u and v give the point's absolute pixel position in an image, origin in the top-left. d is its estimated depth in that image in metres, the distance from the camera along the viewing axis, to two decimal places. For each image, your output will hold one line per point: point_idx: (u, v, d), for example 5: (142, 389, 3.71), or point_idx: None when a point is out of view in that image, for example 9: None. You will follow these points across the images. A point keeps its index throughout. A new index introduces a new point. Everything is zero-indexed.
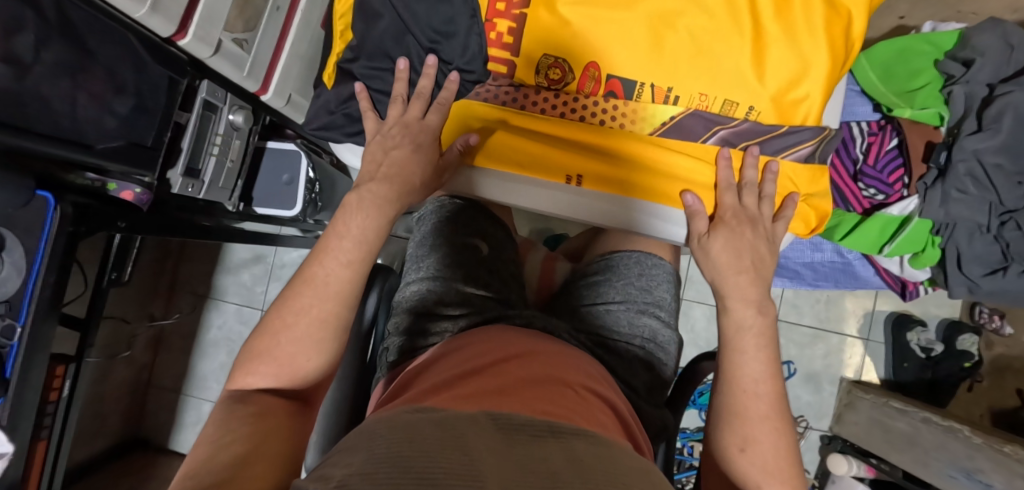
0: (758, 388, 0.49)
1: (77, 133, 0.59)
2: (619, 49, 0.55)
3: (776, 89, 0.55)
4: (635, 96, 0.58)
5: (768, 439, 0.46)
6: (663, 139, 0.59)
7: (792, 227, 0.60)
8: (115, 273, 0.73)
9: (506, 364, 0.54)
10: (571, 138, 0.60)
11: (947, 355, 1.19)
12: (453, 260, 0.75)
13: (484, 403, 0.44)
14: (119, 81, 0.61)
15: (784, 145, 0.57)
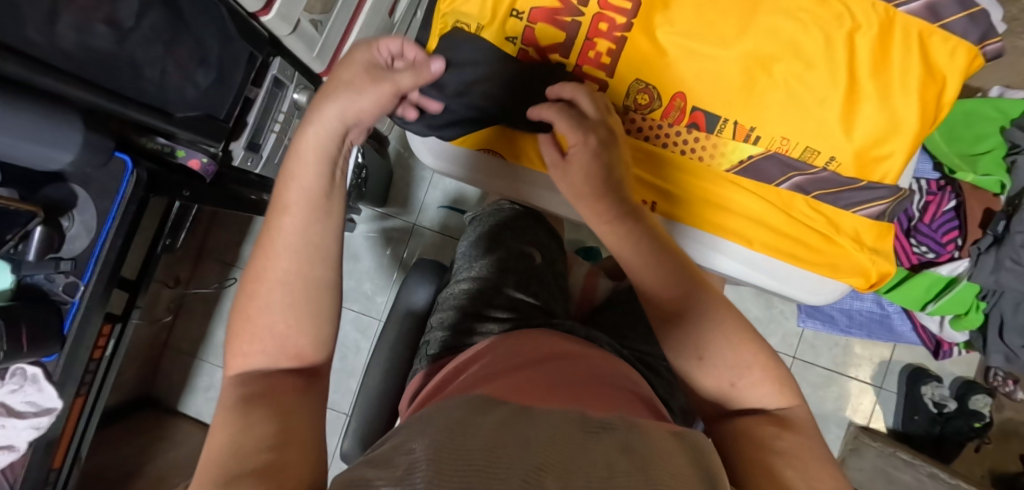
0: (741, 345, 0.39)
1: (160, 99, 0.59)
2: (708, 85, 0.56)
3: (859, 145, 0.56)
4: (717, 131, 0.58)
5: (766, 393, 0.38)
6: (739, 176, 0.59)
7: (852, 280, 0.60)
8: (169, 239, 0.74)
9: (541, 353, 0.55)
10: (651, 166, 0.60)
11: (959, 413, 1.20)
12: (506, 265, 0.77)
13: (539, 399, 0.40)
14: (203, 52, 0.61)
15: (861, 200, 0.57)
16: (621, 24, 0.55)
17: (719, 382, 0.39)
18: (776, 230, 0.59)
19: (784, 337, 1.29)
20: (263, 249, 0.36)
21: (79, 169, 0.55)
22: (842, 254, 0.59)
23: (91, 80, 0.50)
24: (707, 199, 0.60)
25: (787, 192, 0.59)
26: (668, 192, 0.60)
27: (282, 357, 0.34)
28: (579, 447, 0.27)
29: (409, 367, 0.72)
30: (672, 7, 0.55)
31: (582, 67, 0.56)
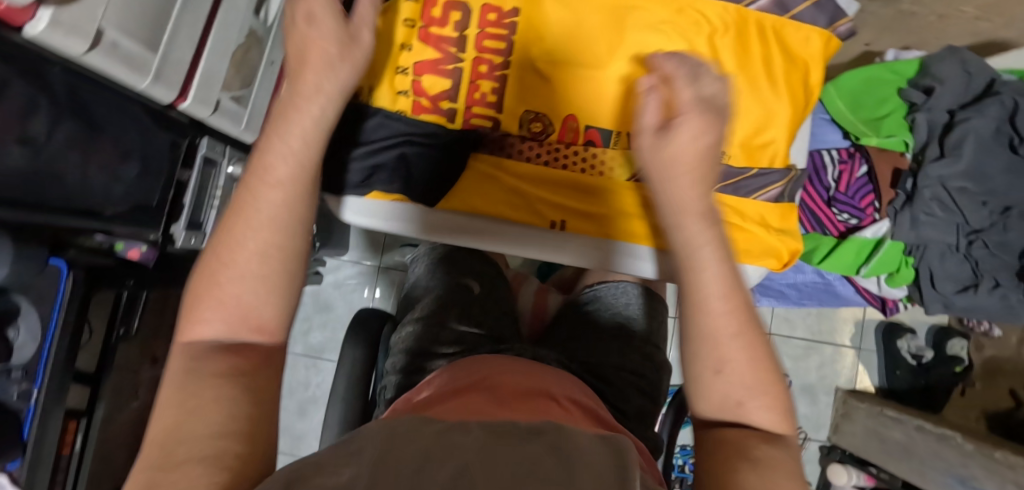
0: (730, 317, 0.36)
1: (87, 202, 0.62)
2: (596, 105, 0.60)
3: (745, 137, 0.59)
4: (613, 144, 0.61)
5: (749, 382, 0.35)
6: (642, 183, 0.62)
7: (766, 262, 0.62)
8: (123, 328, 0.76)
9: (481, 375, 0.56)
10: (562, 186, 0.62)
11: (938, 361, 1.25)
12: (448, 302, 0.81)
13: (482, 419, 0.41)
14: (125, 148, 0.65)
15: (759, 186, 0.61)
16: (499, 64, 0.59)
17: (715, 396, 0.36)
18: None
19: None
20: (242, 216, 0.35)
21: (16, 282, 0.57)
22: (755, 242, 0.62)
23: (12, 199, 0.53)
24: (622, 213, 0.62)
25: None
26: (584, 209, 0.62)
27: (245, 328, 0.33)
28: (512, 448, 0.28)
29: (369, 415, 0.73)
30: (546, 41, 0.59)
31: (473, 107, 0.60)
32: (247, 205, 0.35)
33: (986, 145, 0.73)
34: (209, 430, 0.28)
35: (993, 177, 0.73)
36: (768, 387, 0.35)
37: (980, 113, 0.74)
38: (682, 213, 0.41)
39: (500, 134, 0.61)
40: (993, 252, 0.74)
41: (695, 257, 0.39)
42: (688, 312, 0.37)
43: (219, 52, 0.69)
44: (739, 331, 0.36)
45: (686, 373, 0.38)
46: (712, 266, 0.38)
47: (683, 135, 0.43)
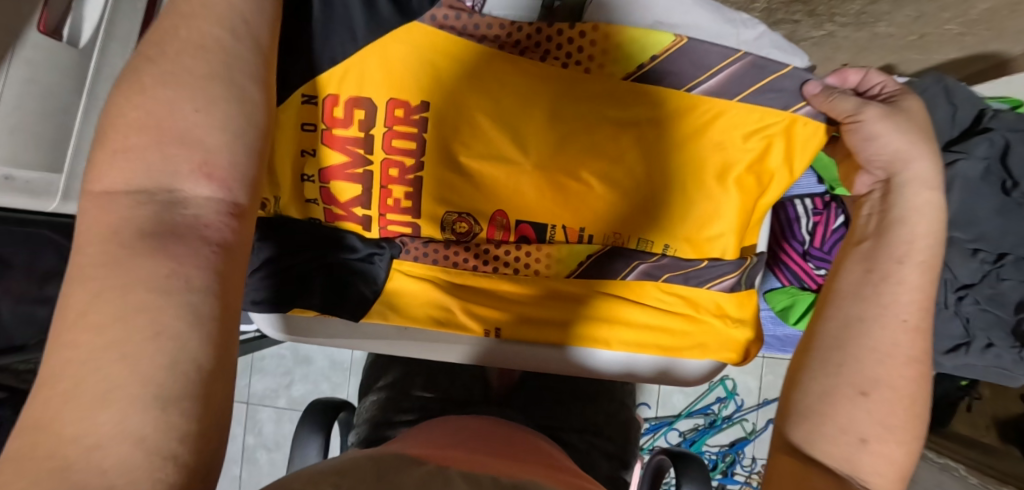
0: (902, 384, 0.39)
1: (7, 339, 0.60)
2: (538, 206, 0.57)
3: (687, 227, 0.56)
4: (548, 237, 0.57)
5: (886, 421, 0.38)
6: (583, 278, 0.57)
7: (724, 355, 0.57)
8: None
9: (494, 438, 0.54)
10: (496, 288, 0.56)
11: (941, 377, 1.18)
12: (414, 369, 0.86)
13: (478, 464, 0.37)
14: (43, 272, 0.62)
15: (709, 277, 0.55)
16: (412, 166, 0.55)
17: (836, 444, 0.37)
18: (640, 323, 0.57)
19: None
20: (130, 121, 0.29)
21: None
22: (709, 337, 0.57)
23: None
24: (569, 315, 0.56)
25: (635, 282, 0.57)
26: (527, 316, 0.56)
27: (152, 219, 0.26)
28: None
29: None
30: (475, 145, 0.55)
31: (387, 214, 0.56)
32: (194, 134, 0.28)
33: (971, 189, 0.67)
34: (135, 434, 0.21)
35: (983, 222, 0.67)
36: (898, 437, 0.38)
37: (967, 153, 0.67)
38: (903, 179, 0.45)
39: (421, 240, 0.56)
40: (985, 307, 0.67)
41: (911, 232, 0.43)
42: (871, 319, 0.41)
43: None
44: (912, 358, 0.40)
45: (799, 404, 0.39)
46: (913, 274, 0.42)
47: (888, 140, 0.46)
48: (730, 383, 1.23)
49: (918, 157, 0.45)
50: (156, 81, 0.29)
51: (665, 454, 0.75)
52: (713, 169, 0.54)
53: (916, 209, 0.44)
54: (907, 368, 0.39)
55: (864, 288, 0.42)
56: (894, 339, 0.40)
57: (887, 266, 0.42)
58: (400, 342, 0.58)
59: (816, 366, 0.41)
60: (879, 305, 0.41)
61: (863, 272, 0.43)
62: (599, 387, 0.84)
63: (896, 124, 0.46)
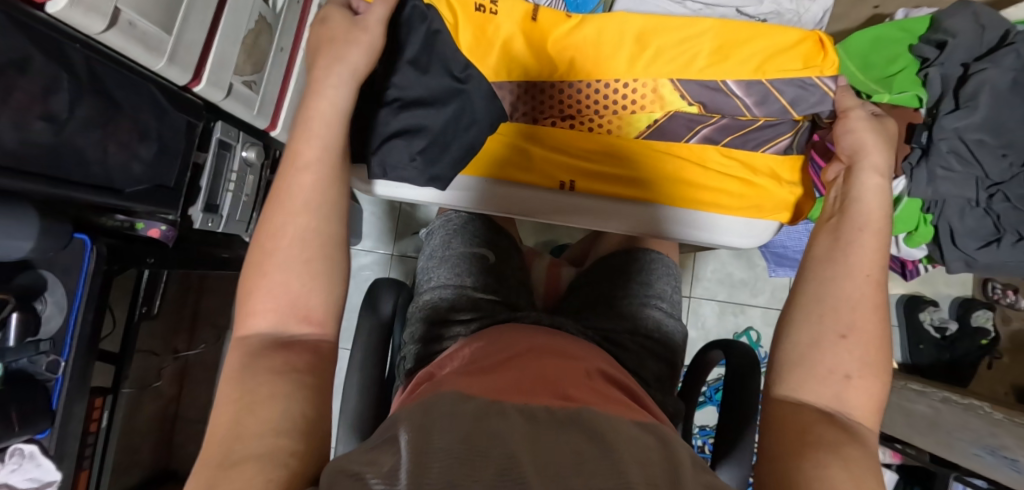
0: (862, 297, 0.40)
1: (107, 180, 0.64)
2: (610, 99, 0.61)
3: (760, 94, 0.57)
4: (620, 103, 0.61)
5: (866, 358, 0.38)
6: (649, 141, 0.63)
7: (779, 215, 0.65)
8: (144, 307, 0.77)
9: (516, 360, 0.53)
10: (573, 147, 0.64)
11: (962, 333, 1.22)
12: (463, 269, 0.78)
13: (506, 393, 0.43)
14: (143, 128, 0.67)
15: (769, 137, 0.61)
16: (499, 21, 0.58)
17: (825, 384, 0.39)
18: (710, 187, 0.64)
19: (773, 293, 1.27)
20: (262, 263, 0.42)
21: (42, 254, 0.59)
22: (766, 197, 0.64)
23: (37, 173, 0.55)
24: (639, 173, 0.64)
25: (698, 144, 0.63)
26: (597, 174, 0.64)
27: (289, 332, 0.41)
28: (555, 438, 0.35)
29: (392, 377, 0.76)
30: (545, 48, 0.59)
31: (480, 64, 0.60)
32: (273, 298, 0.41)
33: (1001, 98, 0.71)
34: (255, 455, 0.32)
35: (1011, 129, 0.71)
36: (878, 371, 0.39)
37: (995, 64, 0.72)
38: (861, 169, 0.48)
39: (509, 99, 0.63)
40: (1015, 205, 0.73)
41: (865, 207, 0.45)
42: (830, 281, 0.42)
43: (231, 34, 0.73)
44: (874, 306, 0.40)
45: (788, 350, 0.41)
46: (873, 241, 0.43)
47: (860, 136, 0.49)
48: (754, 335, 1.26)
49: (883, 157, 0.48)
50: (270, 284, 0.41)
51: (715, 349, 0.74)
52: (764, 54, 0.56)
53: (867, 195, 0.46)
54: (872, 313, 0.40)
55: (835, 252, 0.43)
56: (854, 288, 0.41)
57: (854, 236, 0.43)
58: (490, 193, 0.67)
59: (795, 317, 0.42)
60: (835, 263, 0.43)
61: (831, 240, 0.44)
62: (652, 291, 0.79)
63: (879, 129, 0.50)
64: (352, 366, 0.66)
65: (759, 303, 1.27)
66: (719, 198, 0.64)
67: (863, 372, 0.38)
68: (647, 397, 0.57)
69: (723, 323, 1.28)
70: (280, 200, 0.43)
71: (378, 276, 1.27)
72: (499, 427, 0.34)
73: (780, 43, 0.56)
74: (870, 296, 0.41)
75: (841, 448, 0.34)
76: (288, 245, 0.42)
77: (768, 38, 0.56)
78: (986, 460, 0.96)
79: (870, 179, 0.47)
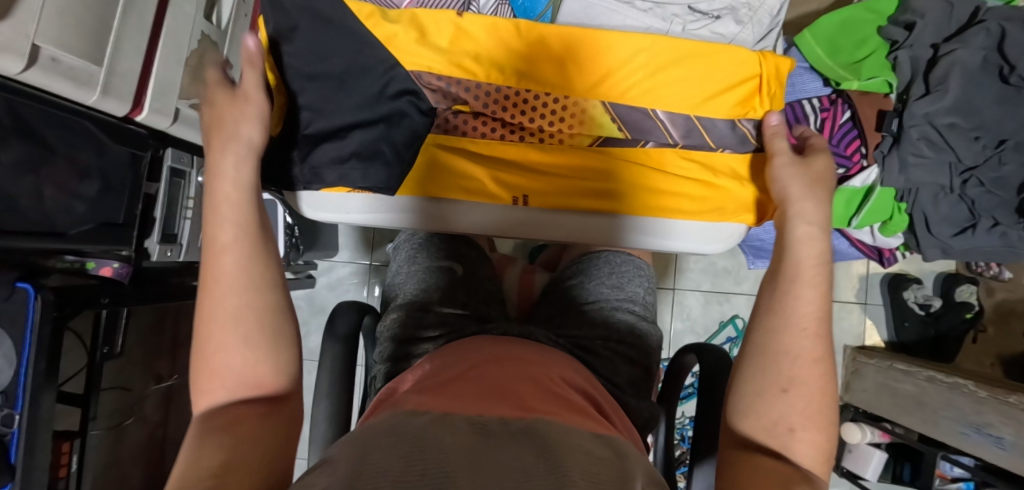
0: (808, 349, 0.44)
1: (48, 223, 0.61)
2: (553, 110, 0.59)
3: (692, 106, 0.58)
4: (567, 114, 0.59)
5: (808, 410, 0.42)
6: (605, 147, 0.62)
7: (743, 218, 0.63)
8: (107, 346, 0.75)
9: (478, 371, 0.52)
10: (525, 157, 0.63)
11: (947, 308, 1.22)
12: (429, 284, 0.76)
13: (462, 405, 0.42)
14: (83, 165, 0.64)
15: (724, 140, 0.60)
16: (437, 34, 0.56)
17: (770, 433, 0.42)
18: (669, 192, 0.63)
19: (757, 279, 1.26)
20: (211, 294, 0.43)
21: None
22: (728, 198, 0.62)
23: None
24: (596, 184, 0.62)
25: (654, 149, 0.62)
26: (552, 187, 0.62)
27: (246, 387, 0.43)
28: (500, 448, 0.33)
29: (365, 396, 0.75)
30: (493, 56, 0.57)
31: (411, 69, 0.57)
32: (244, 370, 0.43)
33: (970, 79, 0.69)
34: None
35: (983, 111, 0.69)
36: (823, 425, 0.42)
37: (964, 43, 0.69)
38: (792, 215, 0.50)
39: (451, 111, 0.61)
40: (989, 189, 0.72)
41: (797, 258, 0.47)
42: (777, 329, 0.45)
43: (173, 59, 0.70)
44: (821, 358, 0.43)
45: (735, 404, 0.45)
46: (815, 295, 0.45)
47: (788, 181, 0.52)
48: (740, 322, 1.25)
49: (817, 205, 0.50)
50: (227, 352, 0.43)
51: (692, 352, 0.73)
52: (703, 69, 0.57)
53: (805, 244, 0.48)
54: (813, 366, 0.43)
55: (770, 303, 0.46)
56: (802, 344, 0.44)
57: (794, 288, 0.46)
58: (442, 212, 0.64)
59: (741, 372, 0.45)
60: (776, 314, 0.46)
61: (769, 295, 0.47)
62: (626, 295, 0.77)
63: (804, 172, 0.52)
64: (318, 398, 0.64)
65: (744, 290, 1.26)
66: (680, 203, 0.63)
67: (809, 424, 0.42)
68: (622, 412, 0.57)
69: (708, 312, 1.27)
70: (212, 269, 0.44)
71: (357, 287, 1.26)
72: (450, 442, 0.33)
73: (719, 60, 0.57)
74: (810, 347, 0.44)
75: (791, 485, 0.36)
76: (224, 324, 0.43)
77: (708, 54, 0.56)
78: (971, 438, 0.97)
79: (805, 231, 0.49)
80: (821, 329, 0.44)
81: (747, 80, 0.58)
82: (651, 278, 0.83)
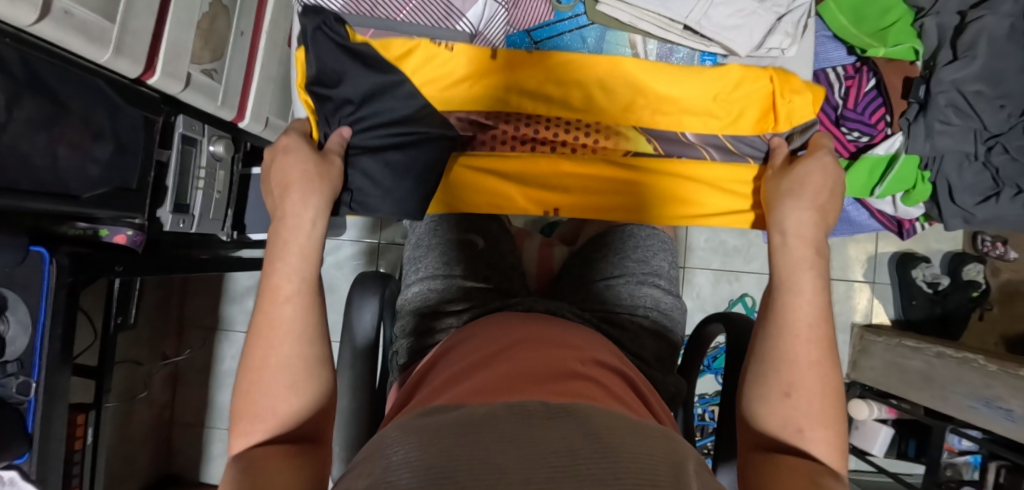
0: (809, 353, 0.45)
1: (62, 185, 0.60)
2: (591, 91, 0.60)
3: (714, 115, 0.60)
4: (606, 94, 0.60)
5: (813, 410, 0.44)
6: (645, 122, 0.61)
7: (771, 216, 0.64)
8: (119, 317, 0.73)
9: (506, 355, 0.51)
10: (563, 127, 0.61)
11: (954, 287, 1.22)
12: (449, 258, 0.74)
13: (498, 395, 0.41)
14: (95, 127, 0.62)
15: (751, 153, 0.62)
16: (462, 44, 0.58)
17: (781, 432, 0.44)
18: (701, 177, 0.63)
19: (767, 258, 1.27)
20: (267, 338, 0.44)
21: None
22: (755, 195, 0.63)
23: None
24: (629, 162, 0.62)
25: (697, 128, 0.61)
26: (584, 183, 0.63)
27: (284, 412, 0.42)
28: (547, 431, 0.32)
29: (385, 370, 0.74)
30: (523, 83, 0.59)
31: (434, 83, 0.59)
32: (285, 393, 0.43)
33: (998, 46, 0.68)
34: None
35: (1009, 79, 0.69)
36: (828, 422, 0.44)
37: (992, 10, 0.69)
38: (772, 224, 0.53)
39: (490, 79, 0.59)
40: (1014, 157, 0.72)
41: (794, 264, 0.50)
42: (774, 340, 0.47)
43: (184, 21, 0.67)
44: (818, 360, 0.45)
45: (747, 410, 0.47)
46: (813, 297, 0.48)
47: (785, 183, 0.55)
48: (749, 301, 1.26)
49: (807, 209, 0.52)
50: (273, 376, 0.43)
51: (716, 322, 0.72)
52: (719, 83, 0.59)
53: (798, 248, 0.50)
54: (813, 370, 0.45)
55: (771, 312, 0.48)
56: (799, 351, 0.46)
57: (795, 293, 0.48)
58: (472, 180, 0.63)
59: (748, 380, 0.48)
60: (776, 324, 0.47)
61: (768, 305, 0.49)
62: (651, 269, 0.76)
63: (810, 174, 0.54)
64: (342, 365, 0.63)
65: (753, 269, 1.27)
66: (713, 193, 0.63)
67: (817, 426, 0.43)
68: (652, 387, 0.56)
69: (718, 291, 1.27)
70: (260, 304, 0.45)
71: (366, 266, 1.24)
72: (498, 429, 0.32)
73: (733, 74, 0.59)
74: (807, 351, 0.46)
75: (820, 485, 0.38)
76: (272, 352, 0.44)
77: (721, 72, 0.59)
78: (979, 412, 0.97)
79: (800, 238, 0.51)
80: (819, 328, 0.46)
81: (761, 96, 0.60)
82: (675, 250, 0.81)
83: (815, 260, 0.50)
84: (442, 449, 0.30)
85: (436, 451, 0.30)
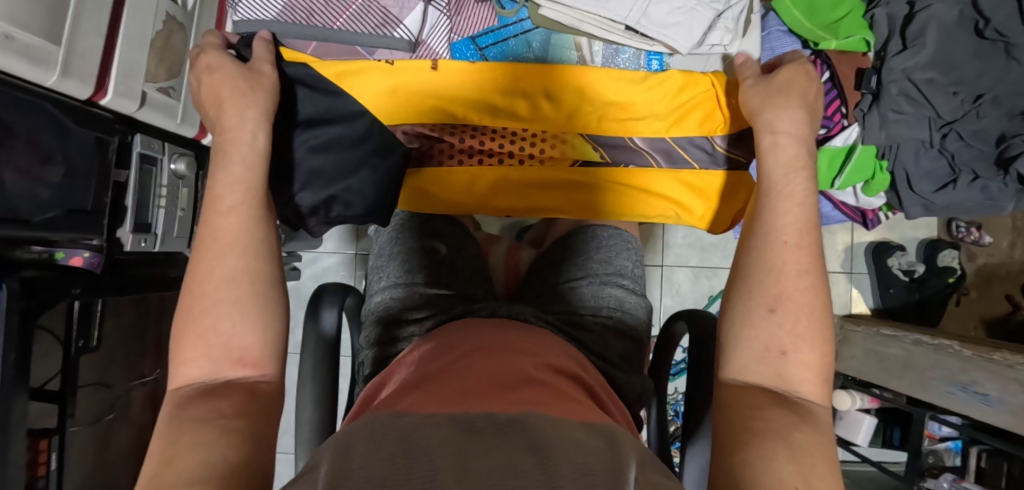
0: (798, 278, 0.44)
1: (11, 210, 0.59)
2: (532, 107, 0.60)
3: (661, 118, 0.60)
4: (547, 110, 0.60)
5: (798, 329, 0.43)
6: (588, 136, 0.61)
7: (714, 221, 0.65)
8: (82, 340, 0.73)
9: (460, 367, 0.50)
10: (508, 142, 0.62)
11: (931, 274, 1.23)
12: (412, 266, 0.74)
13: (444, 404, 0.40)
14: (44, 150, 0.62)
15: (699, 157, 0.62)
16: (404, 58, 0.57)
17: (763, 363, 0.43)
18: (647, 184, 0.64)
19: None
20: (211, 295, 0.43)
21: None
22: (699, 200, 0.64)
23: None
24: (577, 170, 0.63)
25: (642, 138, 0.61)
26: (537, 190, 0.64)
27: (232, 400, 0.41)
28: (490, 444, 0.31)
29: (353, 381, 0.73)
30: (467, 95, 0.59)
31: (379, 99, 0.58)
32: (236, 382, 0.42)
33: (947, 33, 0.69)
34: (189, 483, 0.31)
35: (960, 66, 0.70)
36: (814, 342, 0.42)
37: None
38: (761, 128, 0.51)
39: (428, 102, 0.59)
40: (969, 142, 0.74)
41: (779, 182, 0.49)
42: (760, 261, 0.46)
43: (136, 39, 0.67)
44: (806, 270, 0.45)
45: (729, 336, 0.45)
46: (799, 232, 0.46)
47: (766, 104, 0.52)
48: None
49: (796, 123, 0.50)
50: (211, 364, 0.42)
51: (680, 320, 0.72)
52: (663, 86, 0.59)
53: (788, 171, 0.49)
54: (797, 300, 0.43)
55: (758, 233, 0.47)
56: (784, 276, 0.45)
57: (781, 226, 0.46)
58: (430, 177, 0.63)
59: (732, 306, 0.46)
60: (764, 244, 0.46)
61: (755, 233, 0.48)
62: (613, 270, 0.76)
63: (791, 109, 0.51)
64: (302, 379, 0.62)
65: None
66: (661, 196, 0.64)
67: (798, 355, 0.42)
68: (610, 390, 0.56)
69: (697, 287, 1.27)
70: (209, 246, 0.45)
71: (344, 276, 1.24)
72: (436, 437, 0.31)
73: (675, 78, 0.60)
74: (795, 273, 0.44)
75: (787, 435, 0.36)
76: (205, 329, 0.42)
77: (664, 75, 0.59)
78: (958, 397, 0.96)
79: (786, 155, 0.49)
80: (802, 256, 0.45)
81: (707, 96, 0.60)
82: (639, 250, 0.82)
83: (800, 194, 0.48)
84: (380, 455, 0.29)
85: (375, 456, 0.29)
